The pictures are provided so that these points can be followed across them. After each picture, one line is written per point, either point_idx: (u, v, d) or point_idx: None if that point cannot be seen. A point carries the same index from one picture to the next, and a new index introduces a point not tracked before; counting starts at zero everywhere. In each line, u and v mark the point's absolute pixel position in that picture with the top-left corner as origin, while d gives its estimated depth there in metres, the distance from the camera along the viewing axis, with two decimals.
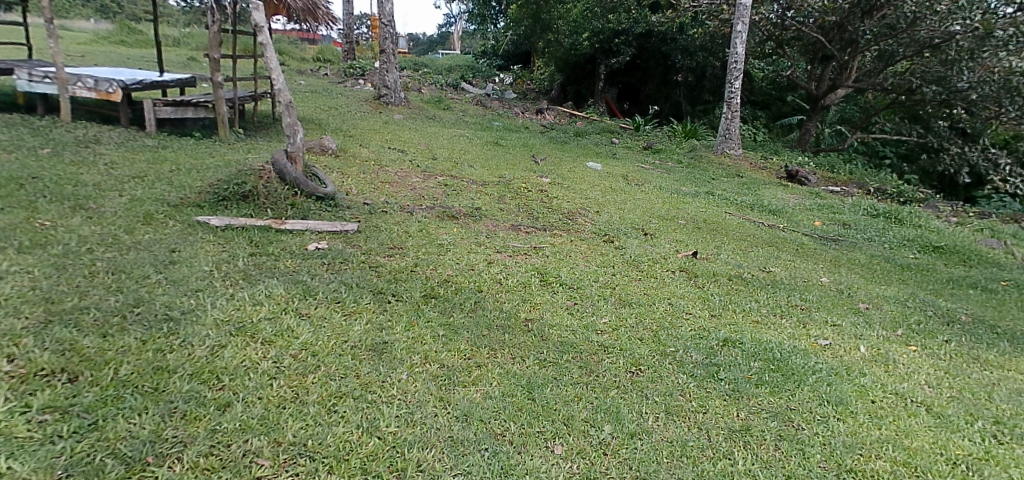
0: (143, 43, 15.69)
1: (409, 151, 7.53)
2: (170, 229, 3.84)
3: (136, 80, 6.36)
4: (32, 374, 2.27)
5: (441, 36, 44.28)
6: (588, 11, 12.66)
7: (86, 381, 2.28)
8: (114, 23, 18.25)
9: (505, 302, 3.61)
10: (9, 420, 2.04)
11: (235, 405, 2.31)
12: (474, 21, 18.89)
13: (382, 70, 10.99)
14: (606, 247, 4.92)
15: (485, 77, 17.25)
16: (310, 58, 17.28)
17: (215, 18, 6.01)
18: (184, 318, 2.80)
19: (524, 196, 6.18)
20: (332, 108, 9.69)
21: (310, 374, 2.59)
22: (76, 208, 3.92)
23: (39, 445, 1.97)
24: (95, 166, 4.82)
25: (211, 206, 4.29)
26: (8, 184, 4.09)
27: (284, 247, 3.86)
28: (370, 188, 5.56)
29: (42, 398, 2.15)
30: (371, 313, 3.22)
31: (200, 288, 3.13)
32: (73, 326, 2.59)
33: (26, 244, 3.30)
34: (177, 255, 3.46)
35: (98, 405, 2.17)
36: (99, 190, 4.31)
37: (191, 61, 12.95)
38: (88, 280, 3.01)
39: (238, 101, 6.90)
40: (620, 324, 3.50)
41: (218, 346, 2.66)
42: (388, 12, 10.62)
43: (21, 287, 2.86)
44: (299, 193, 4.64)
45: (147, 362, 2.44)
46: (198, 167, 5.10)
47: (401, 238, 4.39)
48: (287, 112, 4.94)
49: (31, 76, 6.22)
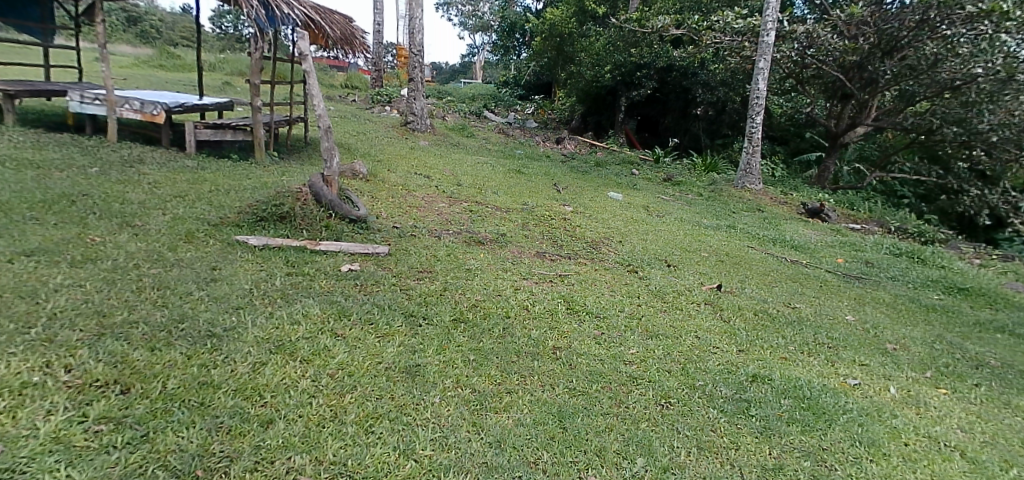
0: (180, 67, 16.23)
1: (434, 176, 7.65)
2: (211, 247, 3.94)
3: (178, 103, 6.55)
4: (87, 385, 2.33)
5: (463, 66, 45.00)
6: (611, 45, 12.83)
7: (137, 393, 2.33)
8: (152, 47, 18.93)
9: (534, 330, 3.63)
10: (67, 429, 2.09)
11: (277, 422, 2.35)
12: (497, 52, 19.18)
13: (409, 98, 11.22)
14: (630, 277, 4.94)
15: (506, 106, 17.45)
16: (338, 85, 17.75)
17: (258, 46, 6.14)
18: (227, 335, 2.86)
19: (548, 224, 6.24)
20: (360, 133, 9.89)
21: (348, 394, 2.64)
22: (124, 225, 4.03)
23: (95, 454, 2.01)
24: (139, 184, 4.96)
25: (250, 226, 4.39)
26: (60, 200, 4.23)
27: (318, 268, 3.94)
28: (399, 213, 5.65)
29: (97, 409, 2.21)
30: (403, 336, 3.26)
31: (241, 306, 3.20)
32: (124, 340, 2.66)
33: (78, 258, 3.40)
34: (218, 274, 3.54)
35: (149, 418, 2.22)
36: (144, 208, 4.43)
37: (226, 86, 13.34)
38: (137, 295, 3.10)
39: (273, 125, 7.06)
40: (648, 356, 3.52)
41: (259, 363, 2.72)
42: (418, 42, 10.95)
43: (75, 300, 2.94)
44: (334, 215, 4.72)
45: (193, 377, 2.50)
46: (235, 188, 5.23)
47: (430, 261, 4.46)
48: (325, 137, 5.00)
49: (83, 97, 6.43)
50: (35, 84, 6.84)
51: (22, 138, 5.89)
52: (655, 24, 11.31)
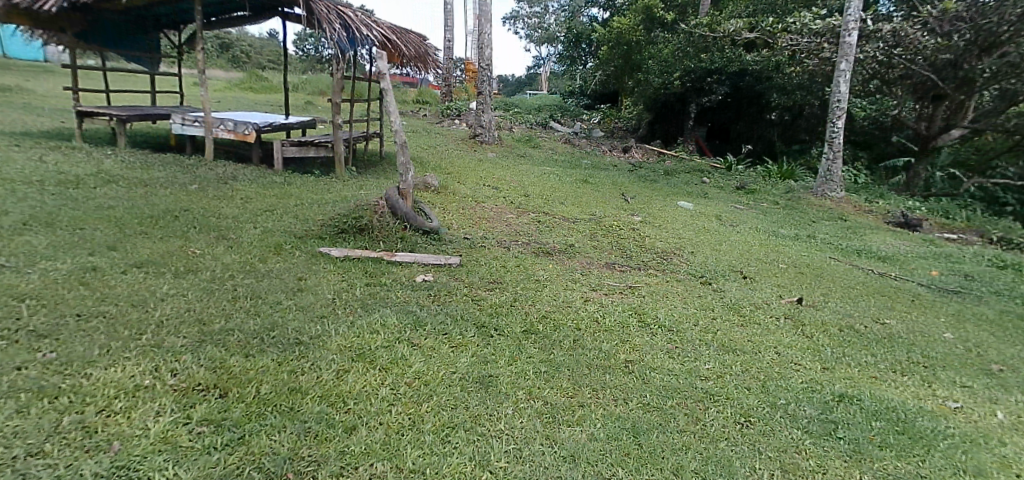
0: (268, 89, 17.31)
1: (502, 188, 7.74)
2: (297, 258, 4.16)
3: (267, 123, 6.97)
4: (191, 388, 2.51)
5: (529, 77, 45.38)
6: (680, 51, 12.56)
7: (234, 397, 2.49)
8: (241, 71, 20.27)
9: (604, 342, 3.60)
10: (175, 430, 2.26)
11: (359, 429, 2.45)
12: (563, 63, 19.23)
13: (477, 111, 11.43)
14: (703, 289, 4.81)
15: (572, 116, 17.45)
16: (409, 100, 18.34)
17: (339, 66, 6.45)
18: (313, 343, 3.01)
19: (617, 235, 6.18)
20: (430, 147, 10.16)
21: (425, 403, 2.71)
22: (220, 238, 4.33)
23: (199, 454, 2.16)
24: (233, 200, 5.32)
25: (331, 238, 4.60)
26: (166, 216, 4.60)
27: (394, 278, 4.07)
28: (469, 224, 5.76)
29: (200, 411, 2.37)
30: (475, 346, 3.32)
31: (324, 314, 3.35)
32: (222, 346, 2.85)
33: (181, 269, 3.68)
34: (304, 283, 3.73)
35: (245, 421, 2.37)
36: (237, 222, 4.73)
37: (307, 105, 14.07)
38: (232, 304, 3.31)
39: (351, 141, 7.38)
40: (724, 372, 3.41)
41: (342, 370, 2.84)
42: (487, 56, 11.18)
43: (180, 308, 3.18)
44: (408, 227, 4.87)
45: (283, 383, 2.64)
46: (317, 202, 5.50)
47: (500, 272, 4.51)
48: (400, 151, 5.17)
49: (183, 120, 6.96)
50: (144, 109, 7.49)
51: (132, 159, 6.45)
52: (728, 27, 11.30)
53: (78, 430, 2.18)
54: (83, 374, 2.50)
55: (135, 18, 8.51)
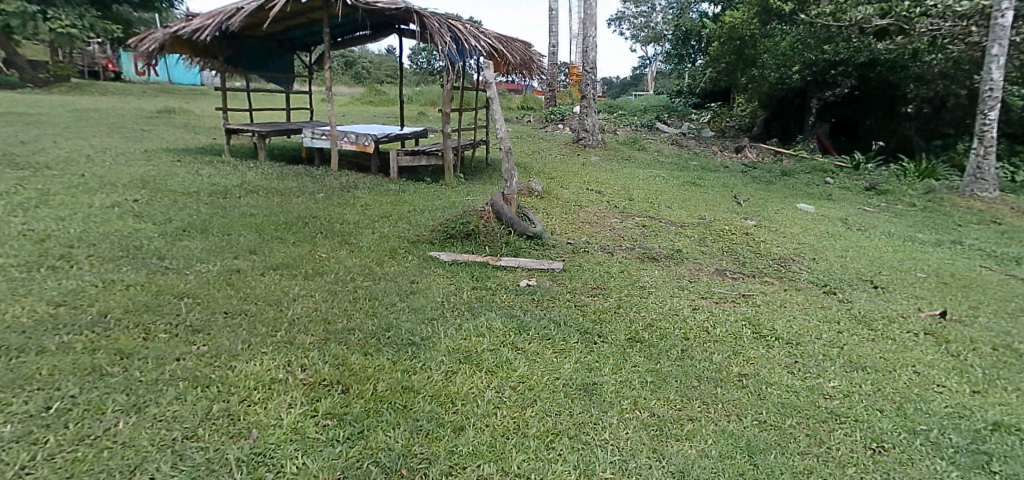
0: (385, 101, 18.37)
1: (607, 192, 7.64)
2: (410, 262, 4.37)
3: (384, 134, 7.39)
4: (317, 383, 2.72)
5: (634, 79, 44.52)
6: (799, 43, 11.75)
7: (354, 393, 2.66)
8: (361, 86, 21.69)
9: (715, 354, 3.43)
10: (303, 421, 2.45)
11: (467, 430, 2.51)
12: (670, 62, 18.66)
13: (581, 114, 11.38)
14: (827, 299, 4.46)
15: (680, 116, 16.89)
16: (515, 107, 18.66)
17: (449, 77, 6.70)
18: (424, 344, 3.15)
19: (729, 240, 5.89)
20: (535, 152, 10.26)
21: (529, 408, 2.73)
22: (342, 243, 4.65)
23: (324, 445, 2.33)
24: (353, 207, 5.68)
25: (440, 243, 4.78)
26: (297, 223, 5.02)
27: (499, 282, 4.15)
28: (573, 229, 5.75)
29: (324, 405, 2.56)
30: (579, 353, 3.29)
31: (435, 317, 3.49)
32: (344, 344, 3.05)
33: (309, 272, 3.99)
34: (416, 286, 3.91)
35: (363, 416, 2.51)
36: (357, 227, 5.05)
37: (419, 115, 14.76)
38: (352, 304, 3.54)
39: (460, 149, 7.63)
40: (852, 391, 3.12)
41: (451, 371, 2.93)
42: (592, 59, 11.14)
43: (308, 307, 3.46)
44: (513, 232, 4.95)
45: (398, 381, 2.78)
46: (428, 208, 5.74)
47: (604, 278, 4.45)
48: (505, 158, 5.25)
49: (313, 134, 7.54)
50: (280, 125, 8.23)
51: (269, 171, 7.11)
52: (856, 15, 10.37)
53: (224, 416, 2.42)
54: (228, 367, 2.78)
55: (273, 43, 9.35)
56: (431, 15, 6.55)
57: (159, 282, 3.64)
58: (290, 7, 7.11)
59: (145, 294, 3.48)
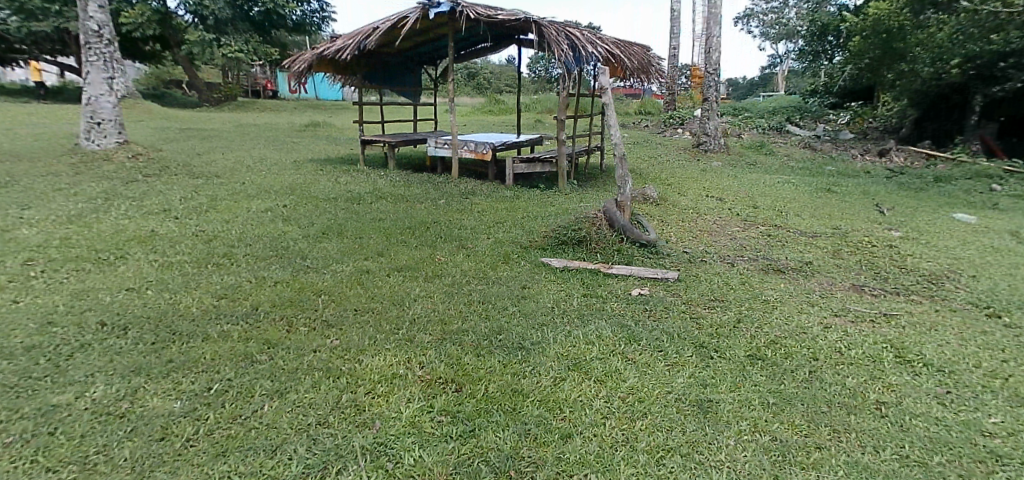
0: (503, 110, 18.87)
1: (728, 199, 7.28)
2: (522, 267, 4.46)
3: (502, 143, 7.61)
4: (433, 380, 2.86)
5: (763, 79, 41.99)
6: (960, 33, 10.47)
7: (466, 392, 2.77)
8: (482, 96, 22.46)
9: (849, 377, 3.15)
10: (420, 416, 2.59)
11: (575, 438, 2.52)
12: (804, 59, 17.36)
13: (702, 118, 10.95)
14: (989, 323, 3.92)
15: (814, 118, 15.67)
16: (632, 113, 18.36)
17: (566, 84, 6.76)
18: (534, 349, 3.21)
19: (868, 252, 5.37)
20: (652, 158, 10.01)
21: (639, 421, 2.67)
22: (460, 247, 4.85)
23: (438, 441, 2.44)
24: (471, 213, 5.91)
25: (552, 249, 4.83)
26: (419, 228, 5.31)
27: (611, 290, 4.11)
28: (690, 237, 5.54)
29: (439, 402, 2.69)
30: (694, 367, 3.17)
31: (545, 322, 3.53)
32: (458, 345, 3.20)
33: (429, 274, 4.21)
34: (527, 291, 3.98)
35: (475, 415, 2.61)
36: (473, 233, 5.24)
37: (536, 123, 15.00)
38: (468, 307, 3.69)
39: (574, 156, 7.65)
40: (1018, 429, 2.72)
41: (559, 378, 2.96)
42: (714, 60, 10.70)
43: (427, 308, 3.65)
44: (625, 240, 4.88)
45: (508, 384, 2.85)
46: (542, 215, 5.82)
47: (723, 290, 4.25)
48: (619, 164, 5.18)
49: (436, 143, 7.97)
50: (407, 135, 8.77)
51: (395, 179, 7.59)
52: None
53: (351, 406, 2.63)
54: (356, 360, 3.01)
55: (405, 58, 10.01)
56: (549, 24, 6.68)
57: (301, 280, 4.03)
58: (420, 25, 7.56)
59: (289, 290, 3.86)
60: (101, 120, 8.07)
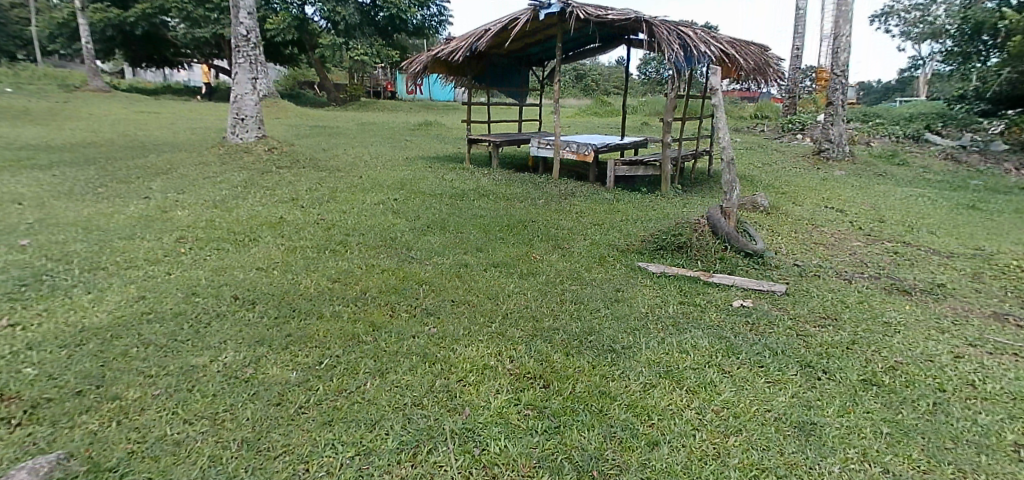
0: (611, 112, 18.69)
1: (850, 211, 6.75)
2: (618, 270, 4.44)
3: (605, 144, 7.58)
4: (522, 375, 2.95)
5: (902, 83, 38.27)
6: None
7: (554, 389, 2.83)
8: (590, 98, 22.39)
9: (981, 414, 2.84)
10: (508, 408, 2.68)
11: (662, 446, 2.49)
12: (952, 61, 15.64)
13: (826, 123, 10.22)
14: None
15: (962, 126, 14.07)
16: (748, 117, 17.49)
17: (675, 86, 6.61)
18: (624, 353, 3.20)
19: (1016, 278, 4.77)
20: (767, 165, 9.50)
21: (731, 436, 2.59)
22: (557, 247, 4.91)
23: (524, 433, 2.52)
24: (570, 214, 5.95)
25: (650, 254, 4.76)
26: (518, 226, 5.45)
27: (710, 299, 3.99)
28: (802, 250, 5.23)
29: (527, 396, 2.77)
30: (797, 386, 3.00)
31: (637, 327, 3.51)
32: (548, 343, 3.27)
33: (524, 272, 4.31)
34: (621, 295, 3.97)
35: (561, 413, 2.66)
36: (571, 233, 5.29)
37: (644, 126, 14.72)
38: (560, 306, 3.74)
39: (680, 160, 7.46)
40: None
41: (649, 384, 2.93)
42: (843, 62, 9.96)
43: (520, 304, 3.75)
44: (729, 248, 4.71)
45: (595, 385, 2.88)
46: (642, 219, 5.75)
47: (836, 307, 3.98)
48: (727, 169, 5.00)
49: (539, 143, 8.06)
50: (511, 136, 8.98)
51: (499, 177, 7.80)
52: None
53: (444, 391, 2.77)
54: (451, 349, 3.16)
55: (515, 59, 10.21)
56: (659, 24, 6.58)
57: (405, 270, 4.27)
58: (530, 25, 7.65)
59: (394, 278, 4.12)
60: (245, 116, 8.91)
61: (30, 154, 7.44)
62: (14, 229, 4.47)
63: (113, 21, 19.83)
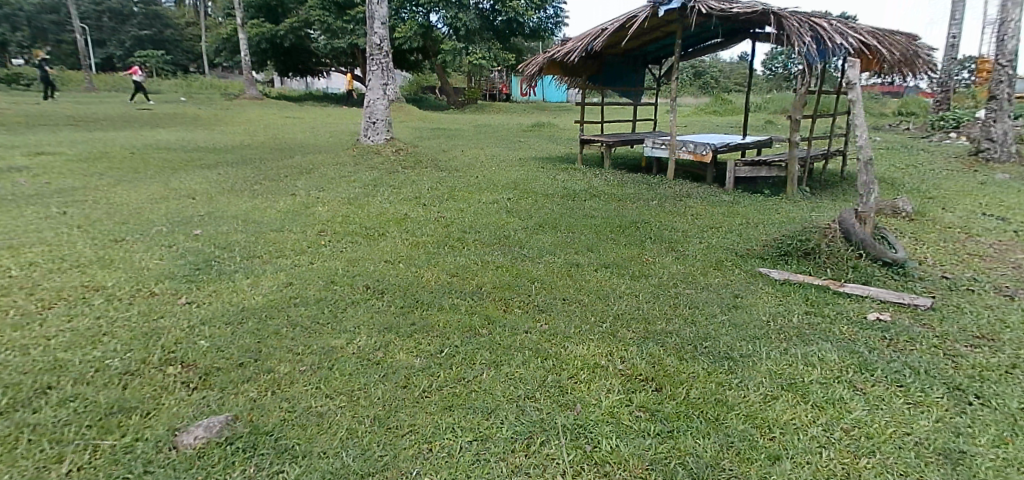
0: (732, 111, 17.85)
1: (1015, 219, 5.96)
2: (736, 275, 4.27)
3: (724, 144, 7.29)
4: (634, 376, 2.95)
5: None
6: None
7: (668, 394, 2.81)
8: (709, 96, 21.50)
9: None
10: (620, 408, 2.70)
11: (784, 461, 2.38)
12: None
13: (987, 120, 9.07)
14: None
15: None
16: (891, 114, 15.93)
17: (805, 81, 6.22)
18: (742, 361, 3.10)
19: None
20: (912, 166, 8.61)
21: (863, 458, 2.42)
22: (670, 249, 4.82)
23: (636, 435, 2.52)
24: (685, 216, 5.81)
25: (773, 260, 4.53)
26: (630, 227, 5.41)
27: (840, 310, 3.73)
28: (953, 261, 4.71)
29: (639, 398, 2.77)
30: (942, 410, 2.73)
31: (757, 336, 3.37)
32: (661, 346, 3.24)
33: (637, 273, 4.29)
34: (740, 302, 3.82)
35: (675, 418, 2.63)
36: (686, 236, 5.16)
37: (768, 125, 13.91)
38: (673, 310, 3.68)
39: (809, 160, 6.98)
40: None
41: (770, 396, 2.81)
42: (1010, 49, 8.80)
43: (632, 306, 3.74)
44: (865, 256, 4.36)
45: (711, 393, 2.82)
46: (764, 223, 5.48)
47: (994, 326, 3.55)
48: (864, 170, 4.63)
49: (653, 143, 7.92)
50: (625, 136, 8.89)
51: (612, 178, 7.76)
52: None
53: (556, 387, 2.84)
54: (562, 346, 3.23)
55: (630, 58, 10.08)
56: (789, 15, 6.25)
57: (518, 267, 4.41)
58: (648, 23, 7.52)
59: (508, 274, 4.26)
60: (375, 119, 9.56)
61: (200, 155, 8.52)
62: (189, 220, 5.16)
63: (265, 35, 22.11)
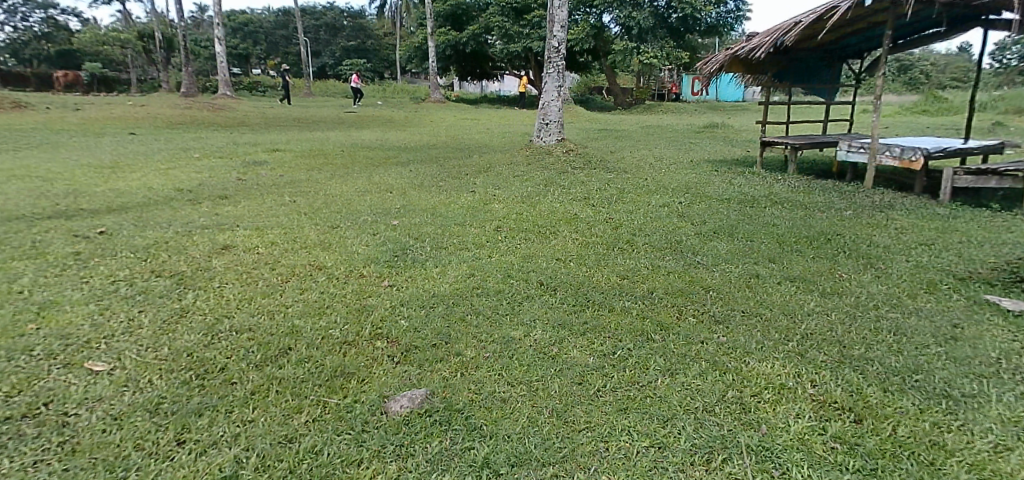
0: (949, 110, 15.42)
1: None
2: (955, 301, 3.71)
3: (941, 149, 6.34)
4: (827, 403, 2.71)
5: None
6: None
7: (869, 427, 2.54)
8: (920, 94, 18.77)
9: None
10: (811, 436, 2.50)
11: None
12: None
13: None
14: None
15: None
16: None
17: None
18: (964, 402, 2.69)
19: None
20: None
21: None
22: (869, 266, 4.33)
23: (832, 467, 2.32)
24: (887, 229, 5.18)
25: (1005, 287, 3.86)
26: (820, 239, 4.95)
27: None
28: None
29: (835, 428, 2.54)
30: None
31: (984, 374, 2.90)
32: (861, 373, 2.93)
33: (828, 290, 3.92)
34: (960, 332, 3.31)
35: (879, 455, 2.37)
36: (889, 252, 4.60)
37: (999, 127, 11.79)
38: (874, 334, 3.31)
39: None
40: None
41: (1003, 446, 2.41)
42: None
43: (823, 326, 3.42)
44: None
45: (925, 433, 2.49)
46: (992, 242, 4.69)
47: None
48: None
49: (850, 146, 7.13)
50: (816, 139, 8.13)
51: (797, 184, 7.16)
52: None
53: (738, 403, 2.71)
54: (743, 361, 3.07)
55: (825, 54, 9.18)
56: None
57: (693, 274, 4.26)
58: (852, 13, 6.74)
59: (682, 281, 4.14)
60: (549, 120, 9.82)
61: (395, 153, 9.45)
62: (388, 211, 5.77)
63: (450, 42, 23.82)
